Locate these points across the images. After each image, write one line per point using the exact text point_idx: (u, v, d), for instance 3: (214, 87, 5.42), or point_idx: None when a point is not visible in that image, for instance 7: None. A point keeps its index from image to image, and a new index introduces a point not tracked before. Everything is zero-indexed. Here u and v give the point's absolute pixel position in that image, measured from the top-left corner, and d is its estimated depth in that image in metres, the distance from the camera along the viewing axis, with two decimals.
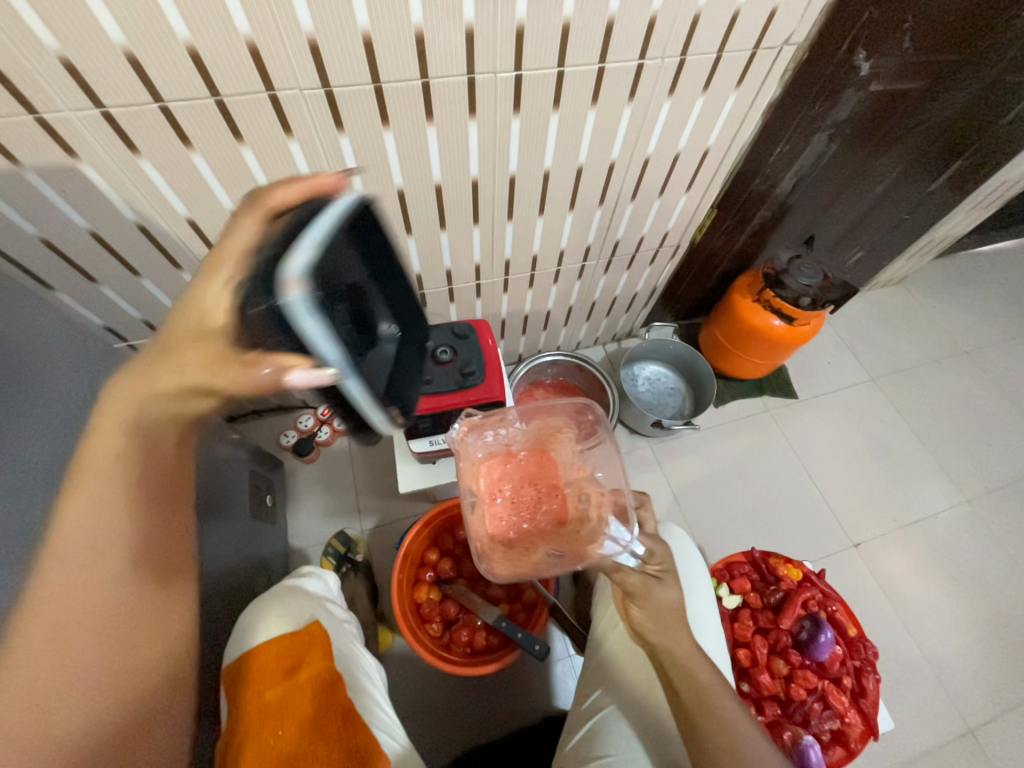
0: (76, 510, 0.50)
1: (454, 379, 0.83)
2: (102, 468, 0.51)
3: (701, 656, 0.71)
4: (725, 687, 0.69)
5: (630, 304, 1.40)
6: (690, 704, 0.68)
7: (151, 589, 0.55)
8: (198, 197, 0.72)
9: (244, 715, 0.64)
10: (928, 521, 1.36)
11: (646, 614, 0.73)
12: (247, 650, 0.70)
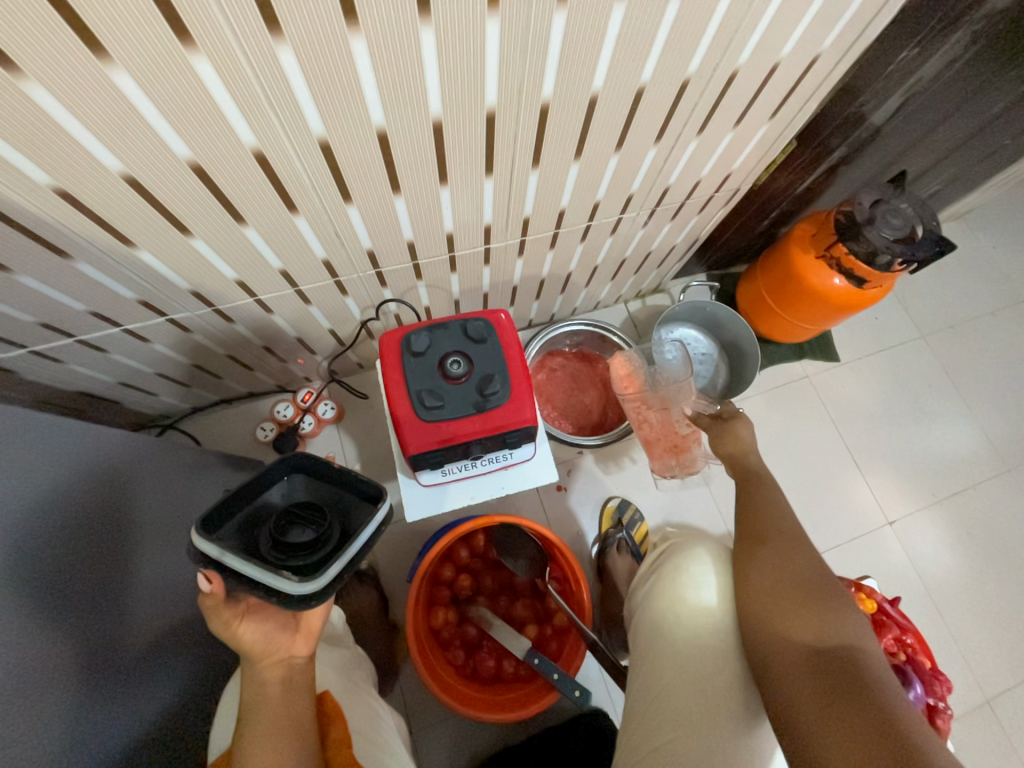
0: (259, 738, 0.55)
1: (472, 401, 0.64)
2: (272, 695, 0.58)
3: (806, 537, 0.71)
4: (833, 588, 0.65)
5: (664, 258, 1.16)
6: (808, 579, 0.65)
7: (301, 689, 0.60)
8: (64, 157, 0.46)
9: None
10: (964, 493, 1.29)
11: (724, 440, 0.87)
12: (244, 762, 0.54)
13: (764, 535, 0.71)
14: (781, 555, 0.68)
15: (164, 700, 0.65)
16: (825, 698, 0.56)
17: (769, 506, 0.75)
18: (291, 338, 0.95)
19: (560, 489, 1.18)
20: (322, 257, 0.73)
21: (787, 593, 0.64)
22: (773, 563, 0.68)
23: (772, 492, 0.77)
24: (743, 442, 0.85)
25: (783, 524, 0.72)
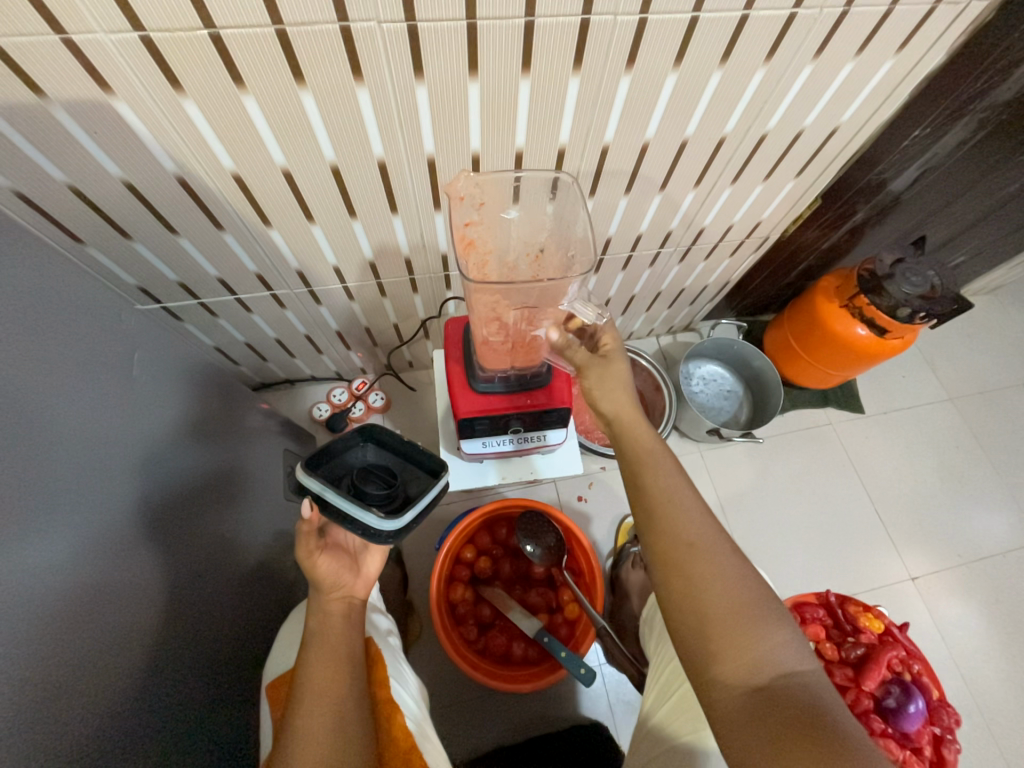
0: (321, 659, 0.61)
1: (519, 379, 0.74)
2: (334, 625, 0.64)
3: (672, 506, 0.58)
4: (732, 574, 0.55)
5: (696, 296, 1.27)
6: (685, 581, 0.55)
7: (356, 628, 0.66)
8: (248, 150, 0.61)
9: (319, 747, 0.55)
10: (993, 559, 1.26)
11: (593, 387, 0.65)
12: (310, 671, 0.60)
13: (669, 562, 0.56)
14: (694, 582, 0.54)
15: (211, 613, 0.74)
16: (771, 745, 0.47)
17: (675, 516, 0.57)
18: (360, 327, 1.09)
19: (580, 500, 1.23)
20: (405, 255, 0.87)
21: (710, 628, 0.53)
22: (685, 587, 0.55)
23: (664, 477, 0.60)
24: (613, 394, 0.64)
25: (693, 530, 0.56)
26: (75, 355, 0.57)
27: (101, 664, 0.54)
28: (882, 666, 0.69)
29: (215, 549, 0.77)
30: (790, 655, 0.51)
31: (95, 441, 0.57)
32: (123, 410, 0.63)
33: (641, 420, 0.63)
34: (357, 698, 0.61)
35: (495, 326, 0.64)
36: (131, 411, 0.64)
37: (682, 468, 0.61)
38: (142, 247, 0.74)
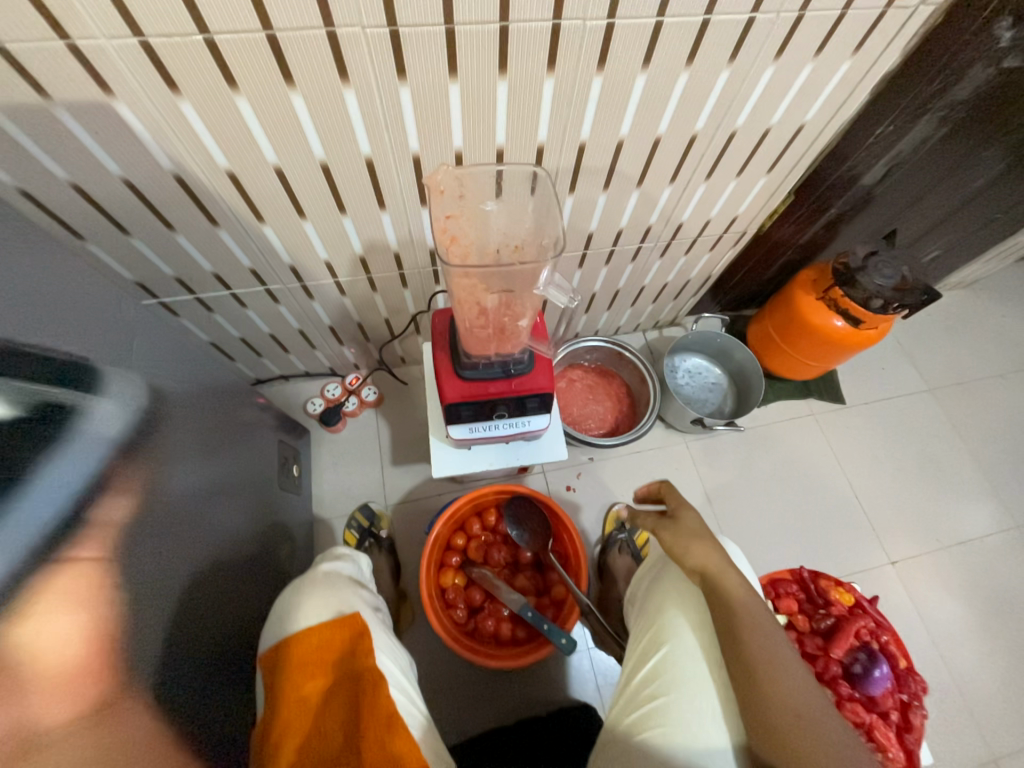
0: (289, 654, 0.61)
1: (501, 365, 0.77)
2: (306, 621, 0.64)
3: (783, 678, 0.56)
4: (830, 733, 0.53)
5: (680, 291, 1.31)
6: (784, 738, 0.53)
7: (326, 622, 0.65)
8: (241, 148, 0.65)
9: (277, 708, 0.58)
10: (970, 543, 1.30)
11: (669, 548, 0.67)
12: (281, 638, 0.64)
13: (776, 726, 0.54)
14: (805, 752, 0.52)
15: (209, 593, 0.76)
16: None
17: (778, 679, 0.55)
18: (352, 322, 1.12)
19: (569, 489, 1.26)
20: (394, 250, 0.91)
21: None
22: (792, 751, 0.53)
23: (770, 640, 0.57)
24: (697, 552, 0.65)
25: (799, 691, 0.55)
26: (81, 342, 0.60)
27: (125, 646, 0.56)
28: (848, 635, 0.72)
29: (212, 532, 0.79)
30: None
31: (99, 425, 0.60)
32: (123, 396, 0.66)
33: (743, 586, 0.61)
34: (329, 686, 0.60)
35: (477, 311, 0.67)
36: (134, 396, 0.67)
37: (779, 624, 0.61)
38: (140, 243, 0.77)
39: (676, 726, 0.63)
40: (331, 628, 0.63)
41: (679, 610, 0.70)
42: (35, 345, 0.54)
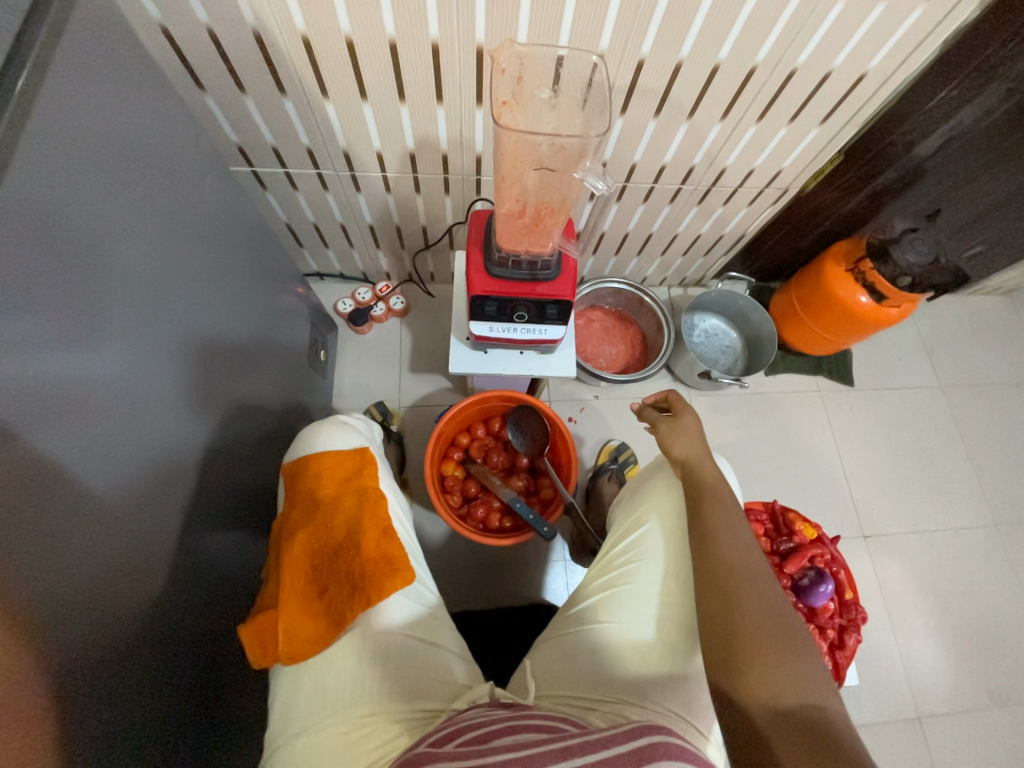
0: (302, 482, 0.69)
1: (528, 265, 0.82)
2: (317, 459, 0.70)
3: (730, 540, 0.66)
4: (769, 592, 0.61)
5: (712, 246, 1.32)
6: (721, 585, 0.63)
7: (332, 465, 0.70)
8: (319, 12, 0.69)
9: (298, 502, 0.68)
10: (944, 533, 1.35)
11: (664, 435, 0.78)
12: (304, 453, 0.72)
13: (715, 575, 0.64)
14: (738, 599, 0.61)
15: (240, 431, 0.85)
16: (771, 728, 0.53)
17: (725, 538, 0.66)
18: (392, 225, 1.17)
19: (570, 421, 1.33)
20: (443, 151, 0.94)
21: (746, 630, 0.59)
22: (733, 598, 0.61)
23: (727, 511, 0.69)
24: (688, 437, 0.76)
25: (747, 557, 0.65)
26: (177, 178, 0.67)
27: (137, 512, 0.59)
28: (804, 558, 0.79)
29: (248, 382, 0.88)
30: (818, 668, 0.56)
31: (181, 259, 0.68)
32: (199, 237, 0.73)
33: (717, 474, 0.72)
34: (330, 514, 0.67)
35: (515, 190, 0.71)
36: (208, 241, 0.75)
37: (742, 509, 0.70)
38: (212, 101, 0.83)
39: (637, 579, 0.73)
40: (346, 461, 0.71)
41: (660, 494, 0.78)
42: (145, 167, 0.61)
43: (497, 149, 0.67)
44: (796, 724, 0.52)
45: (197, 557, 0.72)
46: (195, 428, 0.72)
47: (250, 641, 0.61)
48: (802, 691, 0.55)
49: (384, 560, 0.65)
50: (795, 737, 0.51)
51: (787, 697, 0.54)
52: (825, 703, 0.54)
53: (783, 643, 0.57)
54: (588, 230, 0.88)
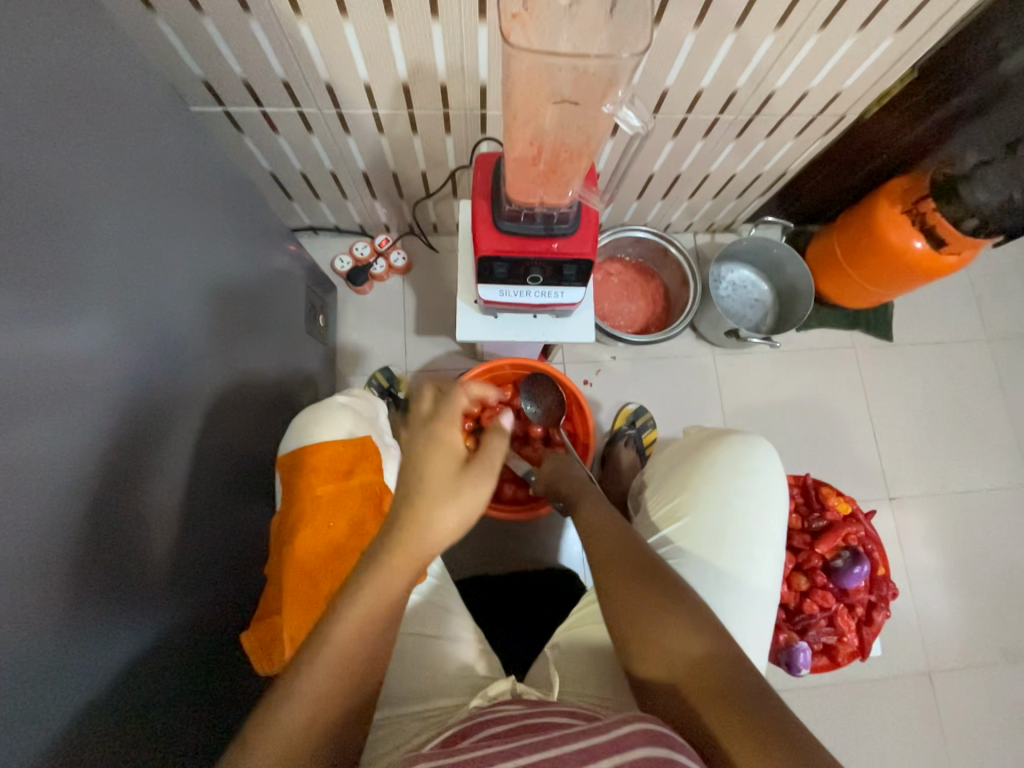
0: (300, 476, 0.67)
1: (542, 220, 0.72)
2: (316, 451, 0.68)
3: (610, 540, 0.68)
4: (628, 573, 0.62)
5: (747, 187, 1.17)
6: (602, 589, 0.64)
7: (335, 457, 0.68)
8: None
9: (297, 499, 0.65)
10: (974, 493, 1.30)
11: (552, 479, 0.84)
12: (300, 443, 0.69)
13: (600, 573, 0.65)
14: (610, 592, 0.62)
15: (239, 409, 0.81)
16: (696, 710, 0.52)
17: (595, 542, 0.69)
18: (388, 171, 1.05)
19: (586, 384, 1.26)
20: (442, 81, 0.81)
21: (629, 623, 0.59)
22: (608, 593, 0.63)
23: (596, 516, 0.72)
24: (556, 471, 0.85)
25: (650, 561, 0.64)
26: (115, 127, 0.57)
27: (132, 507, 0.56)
28: (837, 537, 0.75)
29: (242, 356, 0.82)
30: (670, 622, 0.57)
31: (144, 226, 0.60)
32: (171, 202, 0.65)
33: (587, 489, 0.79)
34: (333, 513, 0.65)
35: (528, 130, 0.60)
36: (179, 204, 0.66)
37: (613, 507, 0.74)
38: (167, 24, 0.70)
39: None
40: (346, 450, 0.68)
41: (684, 482, 0.74)
42: (71, 113, 0.52)
43: (507, 80, 0.56)
44: (710, 687, 0.52)
45: (199, 546, 0.70)
46: (188, 413, 0.67)
47: (256, 645, 0.60)
48: (689, 649, 0.55)
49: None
50: (717, 702, 0.51)
51: (694, 665, 0.55)
52: (717, 644, 0.55)
53: (661, 615, 0.58)
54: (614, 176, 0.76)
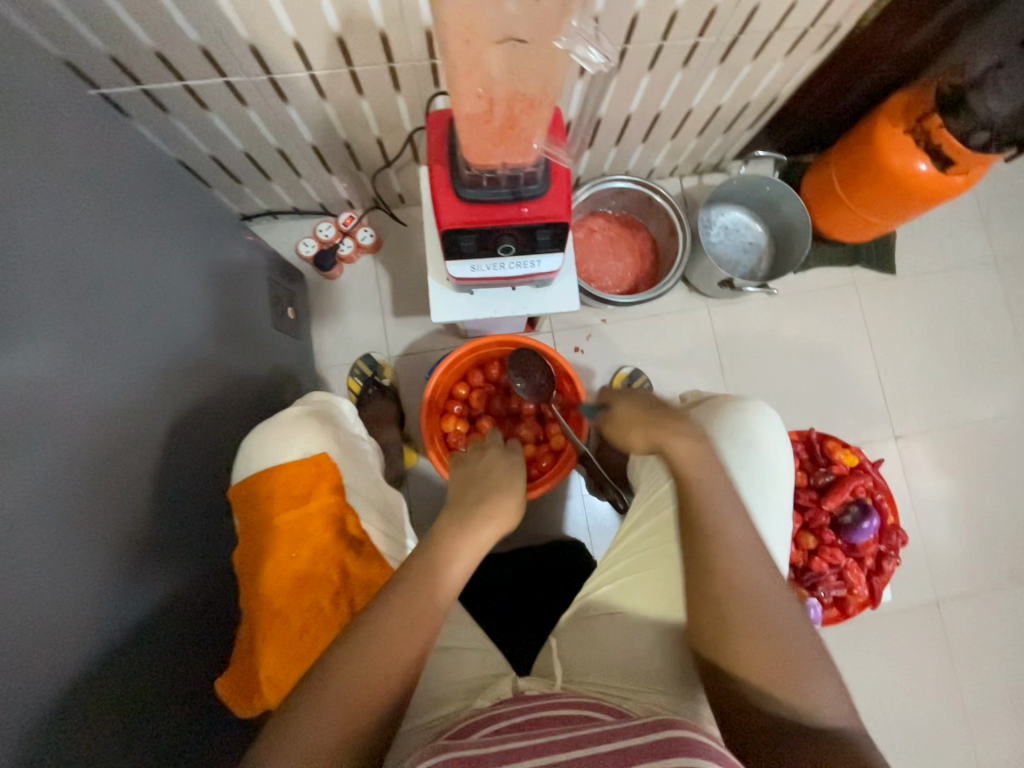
0: (252, 509, 0.63)
1: (508, 183, 0.65)
2: (267, 480, 0.63)
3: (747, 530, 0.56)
4: (764, 587, 0.54)
5: (735, 120, 1.07)
6: (708, 598, 0.55)
7: (287, 482, 0.64)
8: None
9: (255, 533, 0.62)
10: (981, 423, 1.27)
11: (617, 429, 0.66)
12: (251, 471, 0.65)
13: (710, 588, 0.55)
14: (731, 611, 0.54)
15: (213, 420, 0.76)
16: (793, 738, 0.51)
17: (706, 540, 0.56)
18: (340, 141, 0.95)
19: (577, 350, 1.21)
20: (380, 29, 0.71)
21: (746, 647, 0.53)
22: (721, 612, 0.54)
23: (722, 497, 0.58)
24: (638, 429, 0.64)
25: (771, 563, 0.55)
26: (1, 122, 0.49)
27: None
28: (845, 491, 0.73)
29: (208, 364, 0.76)
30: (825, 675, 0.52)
31: (59, 234, 0.53)
32: (89, 203, 0.58)
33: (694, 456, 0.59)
34: (292, 544, 0.62)
35: (476, 85, 0.52)
36: (99, 204, 0.59)
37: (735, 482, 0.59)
38: None
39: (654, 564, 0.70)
40: (303, 471, 0.65)
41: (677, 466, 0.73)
42: None
43: (437, 28, 0.47)
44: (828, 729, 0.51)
45: (188, 568, 0.67)
46: (152, 434, 0.63)
47: (232, 687, 0.59)
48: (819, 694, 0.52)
49: (368, 583, 0.63)
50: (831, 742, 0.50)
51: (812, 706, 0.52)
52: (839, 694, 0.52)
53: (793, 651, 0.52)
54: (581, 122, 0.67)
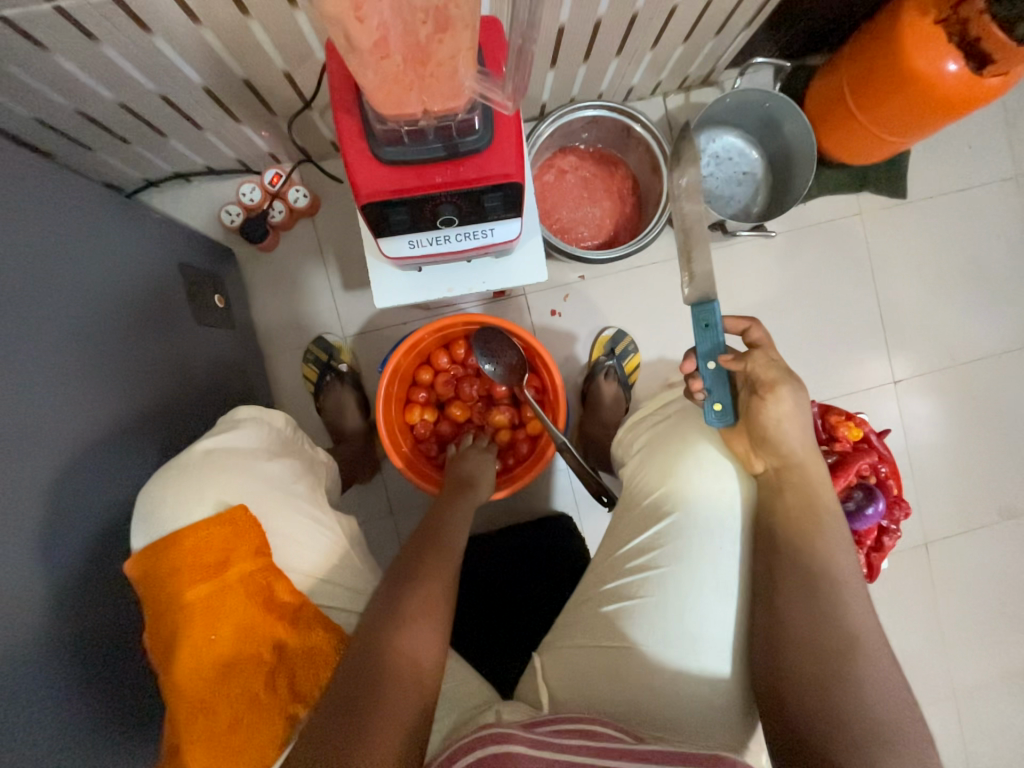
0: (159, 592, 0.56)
1: (436, 140, 0.50)
2: (171, 556, 0.56)
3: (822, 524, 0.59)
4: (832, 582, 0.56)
5: (729, 18, 0.87)
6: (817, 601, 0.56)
7: (197, 551, 0.57)
8: None
9: (165, 618, 0.55)
10: (985, 360, 1.20)
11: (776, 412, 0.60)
12: (155, 544, 0.57)
13: (810, 587, 0.56)
14: (824, 606, 0.55)
15: (136, 446, 0.67)
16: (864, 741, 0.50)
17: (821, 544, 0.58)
18: (239, 80, 0.76)
19: (554, 314, 1.09)
20: None
21: (833, 647, 0.54)
22: (829, 612, 0.55)
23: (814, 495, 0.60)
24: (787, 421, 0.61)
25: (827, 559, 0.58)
26: None
27: None
28: (849, 474, 0.66)
29: (117, 383, 0.65)
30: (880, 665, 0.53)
31: None
32: None
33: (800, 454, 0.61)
34: (210, 623, 0.56)
35: None
36: None
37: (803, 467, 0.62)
38: None
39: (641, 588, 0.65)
40: (218, 529, 0.58)
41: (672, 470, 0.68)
42: None
43: None
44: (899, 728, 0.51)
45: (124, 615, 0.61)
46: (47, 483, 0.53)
47: None
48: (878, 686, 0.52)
49: (308, 653, 0.58)
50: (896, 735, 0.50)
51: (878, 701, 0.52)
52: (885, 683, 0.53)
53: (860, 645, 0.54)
54: (513, 48, 0.45)
